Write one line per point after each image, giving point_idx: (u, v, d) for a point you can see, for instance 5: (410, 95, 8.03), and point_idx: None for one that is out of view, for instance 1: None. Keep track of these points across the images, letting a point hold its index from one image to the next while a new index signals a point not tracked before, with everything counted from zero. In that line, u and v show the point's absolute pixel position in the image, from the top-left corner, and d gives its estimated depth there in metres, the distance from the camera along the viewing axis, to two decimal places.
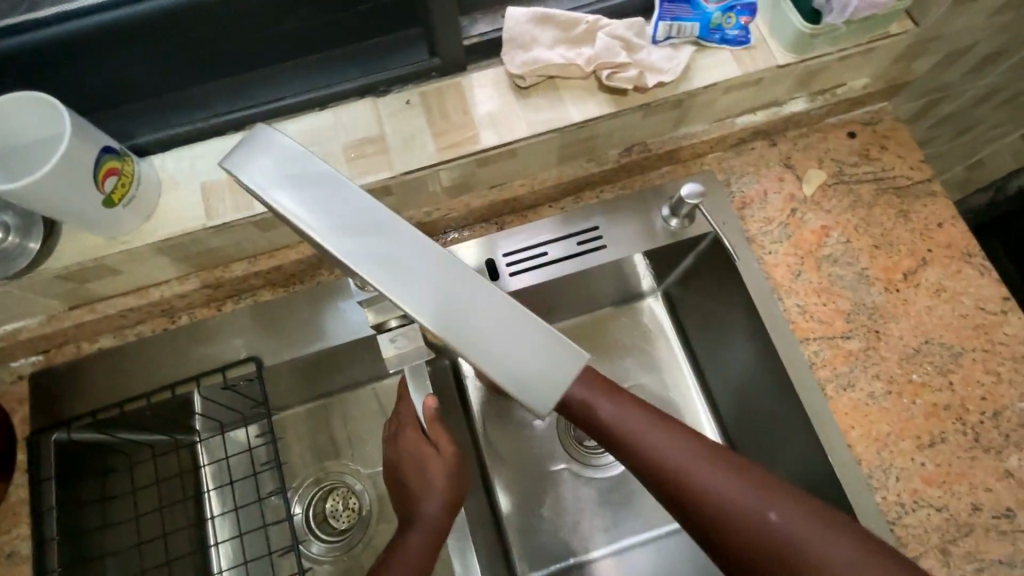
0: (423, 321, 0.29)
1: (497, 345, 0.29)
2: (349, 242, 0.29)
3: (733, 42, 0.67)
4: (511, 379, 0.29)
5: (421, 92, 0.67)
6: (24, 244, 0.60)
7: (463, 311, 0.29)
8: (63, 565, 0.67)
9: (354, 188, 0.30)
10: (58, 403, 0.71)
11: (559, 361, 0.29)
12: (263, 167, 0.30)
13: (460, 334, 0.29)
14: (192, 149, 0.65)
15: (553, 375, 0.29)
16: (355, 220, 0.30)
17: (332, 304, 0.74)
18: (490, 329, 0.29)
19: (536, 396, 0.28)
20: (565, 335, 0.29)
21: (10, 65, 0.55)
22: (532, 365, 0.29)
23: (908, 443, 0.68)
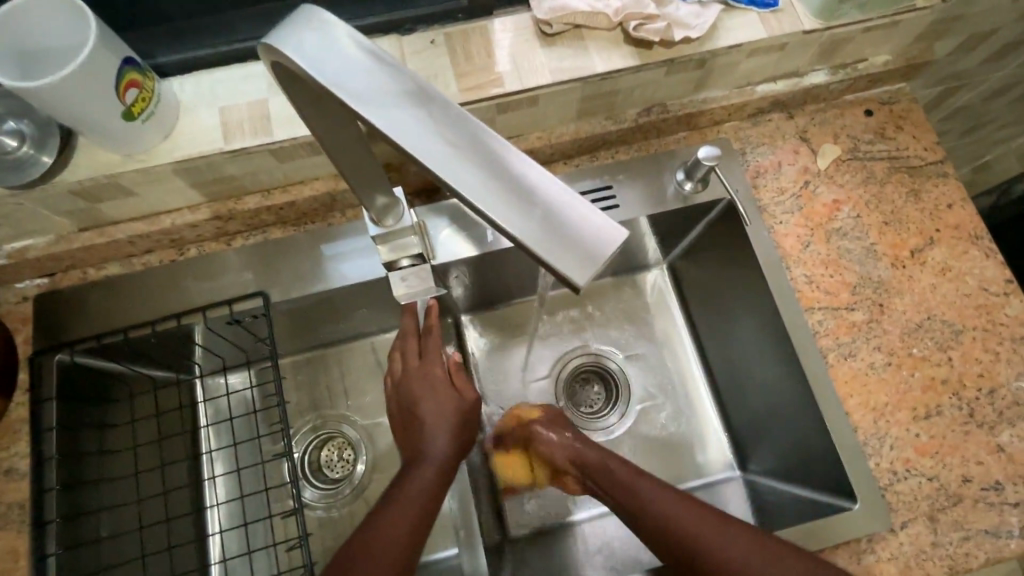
0: (465, 194, 0.31)
1: (538, 215, 0.30)
2: (402, 121, 0.32)
3: (761, 4, 0.67)
4: (549, 246, 0.30)
5: (446, 33, 0.67)
6: (37, 156, 0.59)
7: (503, 186, 0.31)
8: (62, 485, 0.66)
9: (404, 73, 0.33)
10: (61, 326, 0.71)
11: (598, 234, 0.30)
12: (318, 49, 0.33)
13: (500, 204, 0.31)
14: (212, 75, 0.64)
15: (586, 244, 0.30)
16: (407, 105, 0.33)
17: (343, 245, 0.74)
18: (532, 201, 0.31)
19: (569, 260, 0.30)
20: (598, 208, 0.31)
21: None
22: (563, 232, 0.30)
23: (904, 414, 0.69)
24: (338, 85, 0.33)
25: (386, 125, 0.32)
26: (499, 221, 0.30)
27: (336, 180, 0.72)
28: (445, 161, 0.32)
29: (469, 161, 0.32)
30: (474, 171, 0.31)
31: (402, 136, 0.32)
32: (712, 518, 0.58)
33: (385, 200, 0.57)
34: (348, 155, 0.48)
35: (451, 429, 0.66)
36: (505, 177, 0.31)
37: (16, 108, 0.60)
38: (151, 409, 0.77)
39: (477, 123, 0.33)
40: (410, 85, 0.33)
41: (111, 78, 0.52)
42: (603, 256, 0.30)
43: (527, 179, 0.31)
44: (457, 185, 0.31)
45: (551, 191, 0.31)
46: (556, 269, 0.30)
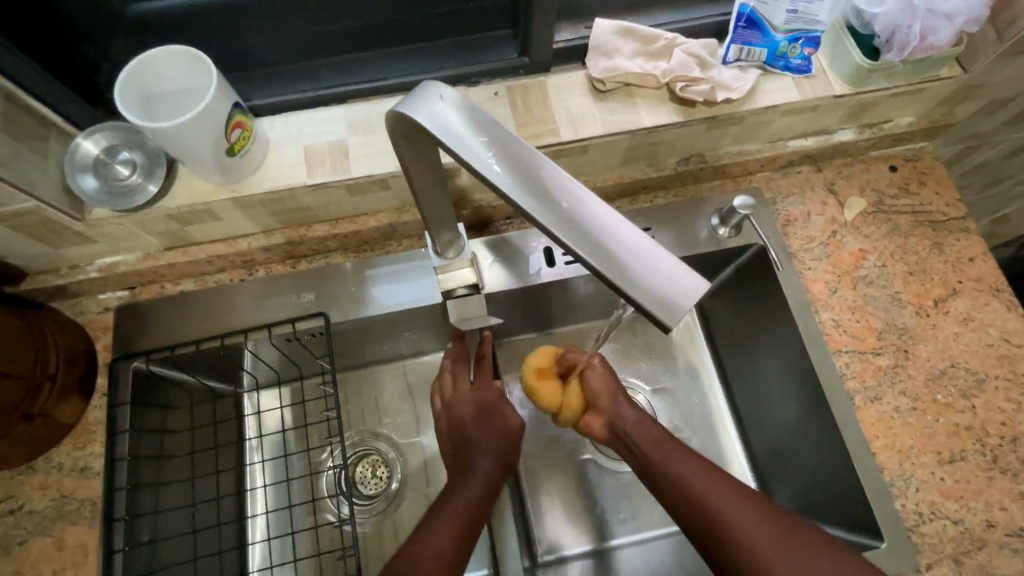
0: (567, 243, 0.36)
1: (631, 264, 0.35)
2: (511, 178, 0.38)
3: (796, 70, 0.74)
4: (640, 292, 0.35)
5: (508, 86, 0.74)
6: (145, 184, 0.66)
7: (598, 238, 0.36)
8: (129, 485, 0.71)
9: (512, 137, 0.39)
10: (139, 335, 0.77)
11: (683, 284, 0.35)
12: (443, 118, 0.39)
13: (597, 253, 0.36)
14: (296, 116, 0.72)
15: (672, 294, 0.35)
16: (514, 163, 0.38)
17: (398, 273, 0.79)
18: (626, 252, 0.36)
19: (659, 308, 0.35)
20: (683, 264, 0.36)
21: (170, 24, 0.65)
22: (652, 280, 0.35)
23: (929, 457, 0.72)
24: (457, 146, 0.39)
25: (497, 180, 0.38)
26: (596, 270, 0.36)
27: (398, 212, 0.78)
28: (548, 213, 0.37)
29: (569, 213, 0.37)
30: (574, 225, 0.36)
31: (511, 188, 0.37)
32: (737, 496, 0.58)
33: (450, 235, 0.63)
34: (430, 196, 0.54)
35: (496, 450, 0.70)
36: (600, 229, 0.36)
37: (130, 139, 0.67)
38: (209, 418, 0.82)
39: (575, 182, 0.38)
40: (517, 148, 0.39)
41: (222, 119, 0.60)
42: (686, 305, 0.35)
43: (620, 235, 0.36)
44: (559, 234, 0.36)
45: (641, 245, 0.36)
46: (645, 311, 0.35)
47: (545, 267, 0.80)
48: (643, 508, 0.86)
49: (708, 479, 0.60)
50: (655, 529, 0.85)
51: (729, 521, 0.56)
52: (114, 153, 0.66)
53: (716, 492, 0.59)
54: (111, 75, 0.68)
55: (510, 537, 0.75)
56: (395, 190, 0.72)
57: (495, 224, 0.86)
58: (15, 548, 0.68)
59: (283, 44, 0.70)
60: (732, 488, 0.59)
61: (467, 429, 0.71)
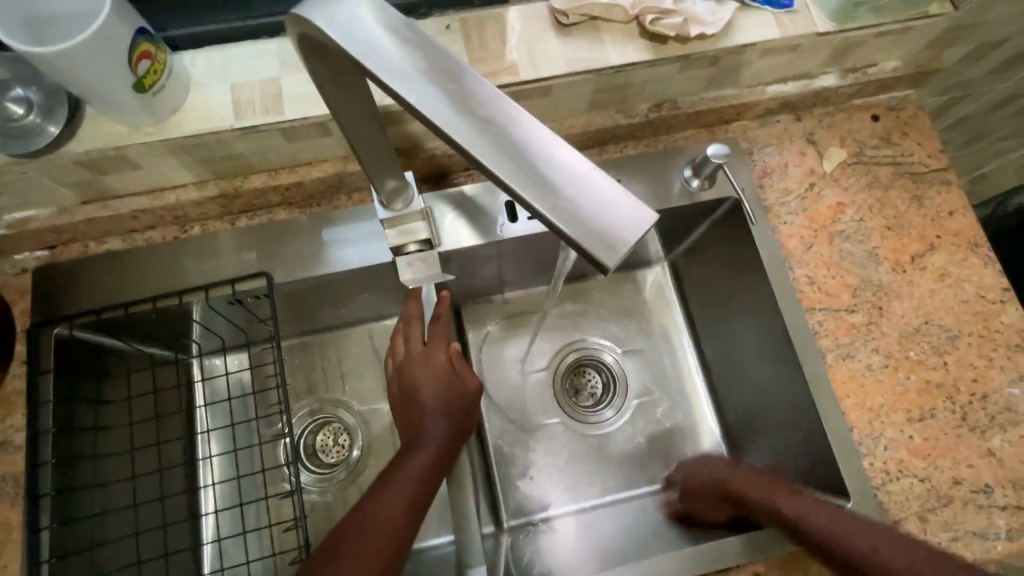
0: (495, 171, 0.32)
1: (566, 194, 0.31)
2: (430, 97, 0.33)
3: (776, 4, 0.68)
4: (579, 228, 0.30)
5: (462, 19, 0.67)
6: (44, 125, 0.58)
7: (529, 164, 0.32)
8: (56, 459, 0.65)
9: (434, 50, 0.34)
10: (60, 299, 0.70)
11: (627, 214, 0.31)
12: (352, 21, 0.34)
13: (529, 183, 0.31)
14: (223, 50, 0.64)
15: (611, 226, 0.30)
16: (438, 82, 0.34)
17: (348, 229, 0.73)
18: (562, 181, 0.31)
19: (595, 243, 0.30)
20: (628, 191, 0.31)
21: None
22: (589, 211, 0.31)
23: (899, 415, 0.70)
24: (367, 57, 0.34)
25: (416, 100, 0.33)
26: (526, 200, 0.31)
27: (344, 161, 0.72)
28: (475, 138, 0.32)
29: (499, 138, 0.32)
30: (502, 151, 0.32)
31: (432, 110, 0.33)
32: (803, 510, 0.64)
33: (397, 183, 0.57)
34: (367, 135, 0.47)
35: (451, 415, 0.66)
36: (535, 156, 0.32)
37: (26, 76, 0.60)
38: (148, 387, 0.77)
39: (506, 102, 0.33)
40: (439, 64, 0.34)
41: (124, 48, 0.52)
42: (629, 239, 0.30)
43: (554, 161, 0.32)
44: (485, 161, 0.32)
45: (578, 171, 0.31)
46: (582, 248, 0.31)
47: (508, 223, 0.75)
48: (612, 471, 0.83)
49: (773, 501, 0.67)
50: (625, 491, 0.82)
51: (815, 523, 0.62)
52: (7, 90, 0.59)
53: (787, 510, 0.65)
54: None
55: (470, 505, 0.71)
56: (337, 135, 0.66)
57: (454, 177, 0.79)
58: None
59: None
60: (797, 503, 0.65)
61: (419, 393, 0.67)
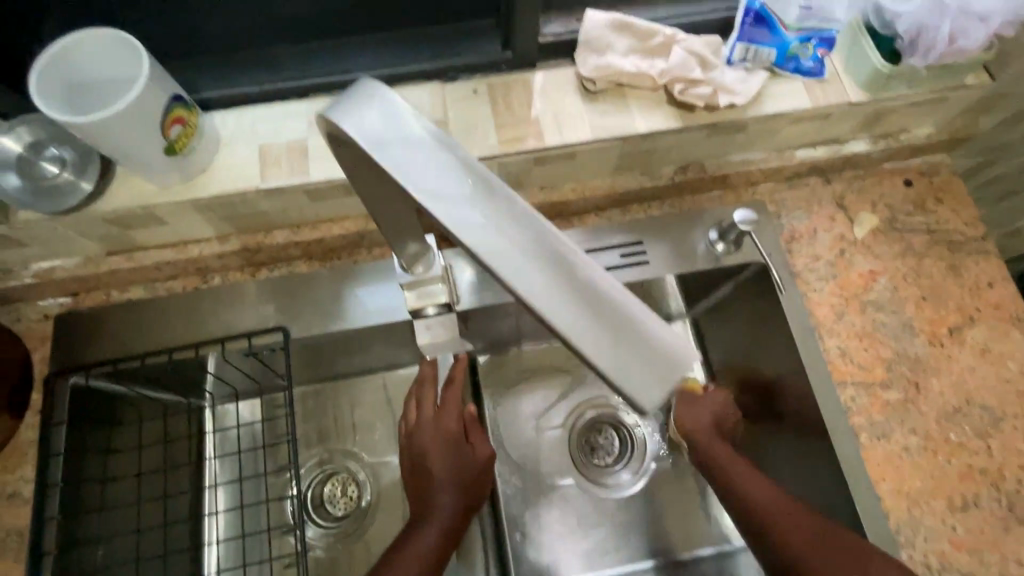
0: (532, 299, 0.31)
1: (604, 329, 0.31)
2: (466, 215, 0.33)
3: (807, 73, 0.66)
4: (615, 365, 0.31)
5: (489, 83, 0.67)
6: (76, 182, 0.59)
7: (565, 294, 0.31)
8: (62, 514, 0.65)
9: (471, 165, 0.34)
10: (79, 347, 0.70)
11: (669, 360, 0.31)
12: (390, 139, 0.34)
13: (567, 315, 0.31)
14: (253, 110, 0.65)
15: (649, 366, 0.31)
16: (473, 199, 0.33)
17: (367, 283, 0.72)
18: (599, 315, 0.31)
19: (633, 384, 0.31)
20: (664, 327, 0.32)
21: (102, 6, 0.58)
22: (627, 349, 0.31)
23: (940, 503, 0.66)
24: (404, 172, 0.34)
25: (456, 224, 0.32)
26: (565, 334, 0.31)
27: (366, 218, 0.72)
28: (510, 261, 0.32)
29: (534, 262, 0.32)
30: (539, 277, 0.32)
31: (470, 237, 0.32)
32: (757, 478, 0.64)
33: (417, 249, 0.57)
34: (389, 210, 0.47)
35: (461, 485, 0.64)
36: (572, 285, 0.32)
37: (59, 135, 0.61)
38: (159, 437, 0.76)
39: (542, 222, 0.33)
40: (474, 180, 0.34)
41: (156, 115, 0.53)
42: (666, 381, 0.31)
43: (593, 292, 0.31)
44: (527, 295, 0.32)
45: (617, 305, 0.31)
46: (623, 392, 0.31)
47: None
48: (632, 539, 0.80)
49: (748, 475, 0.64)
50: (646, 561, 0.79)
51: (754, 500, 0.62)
52: (41, 149, 0.60)
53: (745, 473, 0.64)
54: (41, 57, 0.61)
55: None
56: None
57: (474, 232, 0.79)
58: None
59: (235, 30, 0.63)
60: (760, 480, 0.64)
61: (427, 461, 0.65)
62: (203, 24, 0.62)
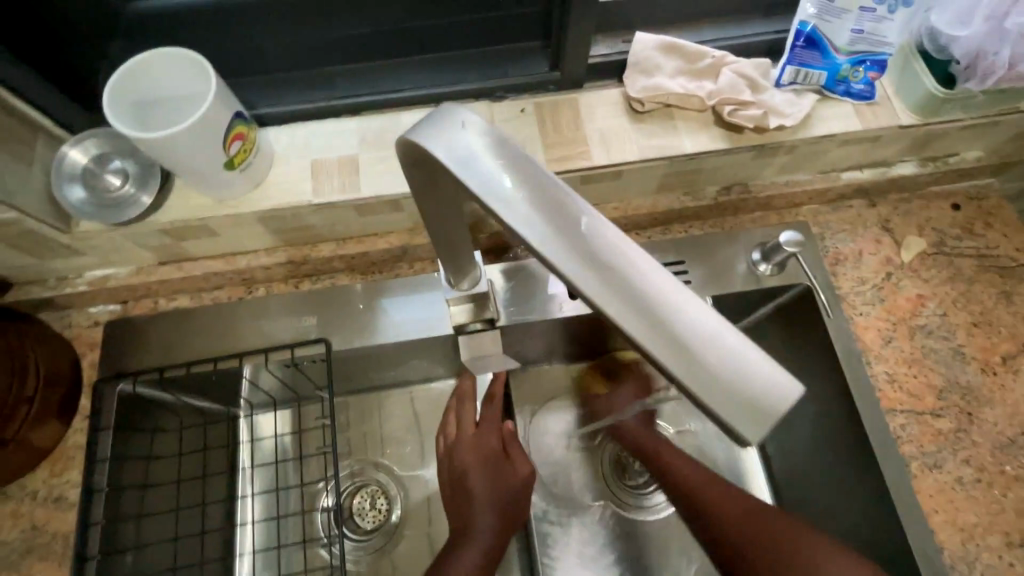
0: (619, 320, 0.29)
1: (699, 354, 0.28)
2: (548, 231, 0.31)
3: (857, 96, 0.66)
4: (714, 395, 0.28)
5: (536, 103, 0.68)
6: (137, 196, 0.61)
7: (655, 316, 0.29)
8: (106, 519, 0.65)
9: (552, 180, 0.32)
10: (128, 354, 0.71)
11: (773, 390, 0.28)
12: (467, 156, 0.33)
13: (658, 339, 0.29)
14: (307, 127, 0.66)
15: (752, 396, 0.28)
16: (555, 214, 0.31)
17: (409, 297, 0.73)
18: (694, 339, 0.29)
19: (734, 415, 0.28)
20: (767, 354, 0.29)
21: (169, 25, 0.60)
22: (727, 376, 0.28)
23: (997, 538, 0.63)
24: (483, 188, 0.32)
25: (537, 242, 0.31)
26: (656, 359, 0.29)
27: (410, 233, 0.73)
28: (596, 280, 0.30)
29: (622, 281, 0.30)
30: (627, 298, 0.29)
31: (553, 255, 0.30)
32: (729, 497, 0.65)
33: (466, 267, 0.57)
34: (446, 226, 0.48)
35: (499, 506, 0.64)
36: (663, 307, 0.29)
37: (123, 149, 0.62)
38: (199, 444, 0.76)
39: (629, 240, 0.31)
40: (556, 196, 0.32)
41: (220, 130, 0.54)
42: (770, 413, 0.28)
43: (686, 315, 0.29)
44: (616, 318, 0.29)
45: (714, 329, 0.29)
46: (723, 424, 0.28)
47: (566, 299, 0.74)
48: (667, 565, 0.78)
49: (711, 489, 0.66)
50: None
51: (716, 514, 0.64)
52: (105, 162, 0.61)
53: (721, 494, 0.65)
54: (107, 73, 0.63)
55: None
56: (407, 211, 0.67)
57: (514, 249, 0.79)
58: None
59: (292, 48, 0.65)
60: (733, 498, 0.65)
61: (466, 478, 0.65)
62: (262, 43, 0.64)
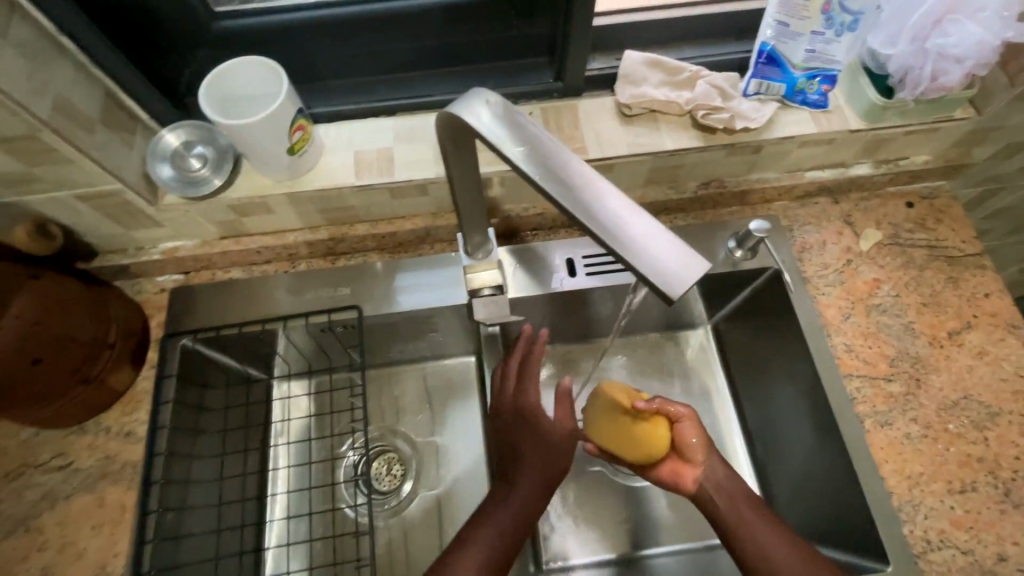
0: (588, 223, 0.42)
1: (641, 244, 0.41)
2: (541, 169, 0.44)
3: (813, 105, 0.78)
4: (650, 270, 0.40)
5: (542, 108, 0.81)
6: (211, 177, 0.74)
7: (612, 220, 0.42)
8: (168, 452, 0.76)
9: (547, 138, 0.46)
10: (189, 314, 0.83)
11: (691, 268, 0.40)
12: (487, 118, 0.47)
13: (613, 235, 0.41)
14: (350, 124, 0.80)
15: (676, 270, 0.40)
16: (547, 159, 0.45)
17: (430, 272, 0.85)
18: (638, 235, 0.41)
19: (664, 282, 0.39)
20: (689, 246, 0.41)
21: (246, 40, 0.75)
22: (659, 257, 0.40)
23: (940, 485, 0.72)
24: (498, 141, 0.46)
25: (534, 175, 0.44)
26: (611, 247, 0.41)
27: (433, 217, 0.85)
28: (572, 199, 0.43)
29: (590, 200, 0.43)
30: (593, 210, 0.42)
31: (540, 179, 0.44)
32: (765, 519, 0.67)
33: (481, 238, 0.69)
34: (467, 198, 0.60)
35: (533, 472, 0.66)
36: (618, 216, 0.42)
37: (206, 137, 0.75)
38: (242, 399, 0.88)
39: (598, 177, 0.44)
40: (548, 147, 0.45)
41: (287, 122, 0.67)
42: (689, 282, 0.39)
43: (634, 220, 0.42)
44: (586, 221, 0.42)
45: (652, 229, 0.41)
46: (657, 289, 0.40)
47: (567, 277, 0.85)
48: (658, 522, 0.87)
49: (755, 513, 0.68)
50: (671, 544, 0.86)
51: (748, 532, 0.66)
52: (190, 148, 0.75)
53: (758, 521, 0.67)
54: (192, 78, 0.77)
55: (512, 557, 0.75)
56: (432, 195, 0.79)
57: (522, 235, 0.91)
58: (60, 502, 0.74)
59: (342, 62, 0.79)
60: (773, 525, 0.66)
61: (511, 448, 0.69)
62: (318, 55, 0.78)
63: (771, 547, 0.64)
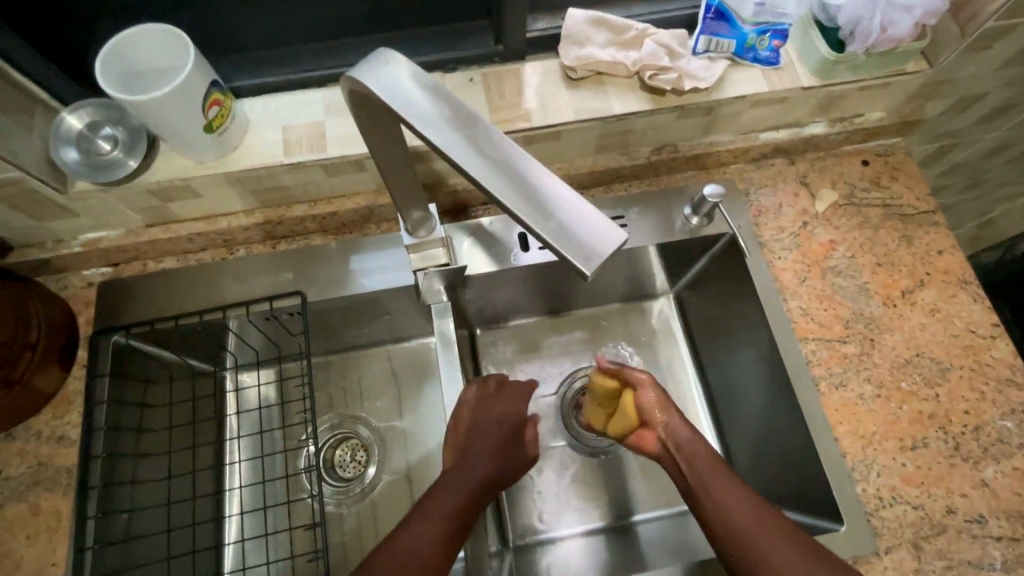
0: (500, 195, 0.39)
1: (554, 215, 0.38)
2: (452, 137, 0.42)
3: (764, 62, 0.75)
4: (564, 242, 0.37)
5: (483, 73, 0.76)
6: (125, 159, 0.69)
7: (526, 192, 0.39)
8: (105, 454, 0.72)
9: (457, 103, 0.43)
10: (119, 309, 0.78)
11: (605, 238, 0.37)
12: (393, 82, 0.43)
13: (526, 206, 0.39)
14: (279, 98, 0.74)
15: (589, 241, 0.37)
16: (458, 128, 0.42)
17: (377, 253, 0.81)
18: (553, 206, 0.38)
19: (577, 253, 0.37)
20: (604, 215, 0.38)
21: (152, 7, 0.68)
22: (574, 227, 0.38)
23: (892, 443, 0.73)
24: (404, 109, 0.43)
25: (443, 146, 0.41)
26: (524, 220, 0.38)
27: (376, 194, 0.81)
28: (483, 171, 0.40)
29: (502, 171, 0.40)
30: (505, 181, 0.40)
31: (452, 152, 0.41)
32: (733, 483, 0.62)
33: (420, 214, 0.65)
34: (397, 173, 0.56)
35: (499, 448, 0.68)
36: (532, 187, 0.39)
37: (113, 116, 0.70)
38: (188, 394, 0.84)
39: (511, 145, 0.41)
40: (459, 114, 0.42)
41: (199, 98, 0.62)
42: (603, 254, 0.37)
43: (548, 192, 0.39)
44: (497, 194, 0.39)
45: (566, 198, 0.39)
46: (571, 263, 0.37)
47: (520, 252, 0.82)
48: (629, 493, 0.87)
49: (721, 476, 0.63)
50: (644, 512, 0.86)
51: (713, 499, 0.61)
52: (98, 128, 0.69)
53: (723, 485, 0.62)
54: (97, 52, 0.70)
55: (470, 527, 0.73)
56: (370, 171, 0.74)
57: (472, 210, 0.87)
58: None
59: (263, 30, 0.73)
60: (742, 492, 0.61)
61: (476, 426, 0.69)
62: (235, 23, 0.72)
63: (737, 516, 0.59)
